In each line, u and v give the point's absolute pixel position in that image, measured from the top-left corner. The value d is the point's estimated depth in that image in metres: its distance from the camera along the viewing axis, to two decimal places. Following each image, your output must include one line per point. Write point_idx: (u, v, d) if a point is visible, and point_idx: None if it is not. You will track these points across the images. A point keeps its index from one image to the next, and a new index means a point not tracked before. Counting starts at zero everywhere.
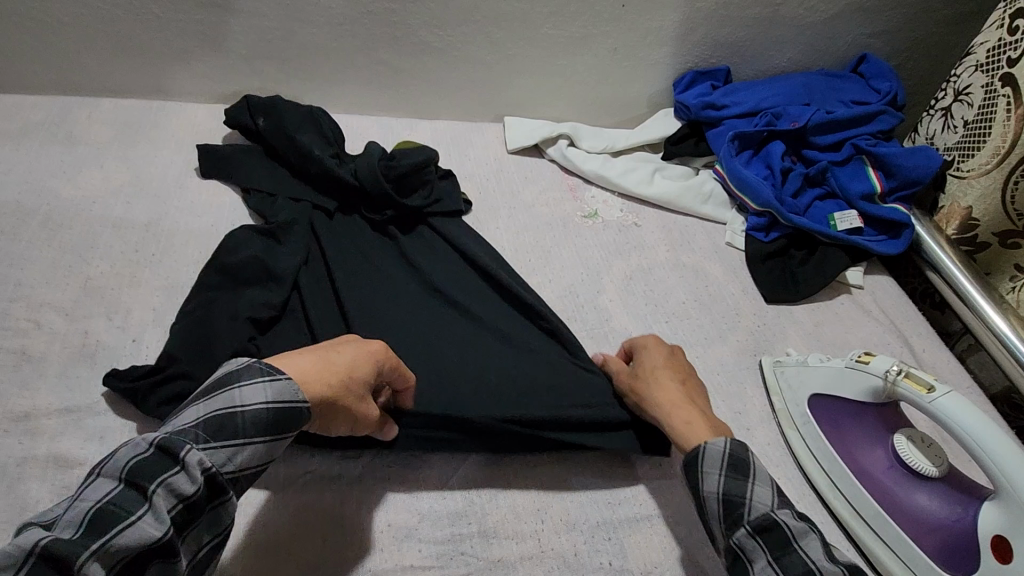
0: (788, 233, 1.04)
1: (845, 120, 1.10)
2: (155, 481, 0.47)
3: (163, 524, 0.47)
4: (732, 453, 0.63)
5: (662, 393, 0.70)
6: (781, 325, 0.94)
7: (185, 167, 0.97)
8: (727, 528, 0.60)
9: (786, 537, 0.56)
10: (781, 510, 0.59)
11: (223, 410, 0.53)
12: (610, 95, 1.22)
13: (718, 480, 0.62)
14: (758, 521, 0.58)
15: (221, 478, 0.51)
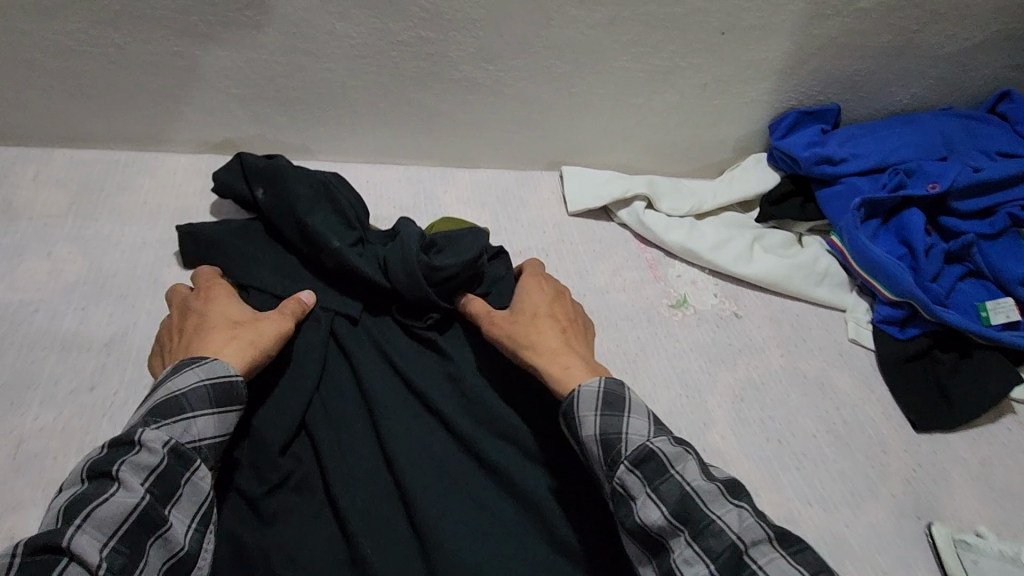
0: (933, 331, 0.82)
1: (997, 181, 0.87)
2: (115, 463, 0.46)
3: (138, 494, 0.46)
4: (603, 390, 0.55)
5: (525, 337, 0.63)
6: (940, 466, 0.72)
7: (161, 251, 0.74)
8: (607, 469, 0.52)
9: (660, 465, 0.50)
10: (657, 438, 0.52)
11: (163, 397, 0.52)
12: (691, 138, 0.99)
13: (593, 421, 0.54)
14: (633, 454, 0.51)
15: (184, 447, 0.51)
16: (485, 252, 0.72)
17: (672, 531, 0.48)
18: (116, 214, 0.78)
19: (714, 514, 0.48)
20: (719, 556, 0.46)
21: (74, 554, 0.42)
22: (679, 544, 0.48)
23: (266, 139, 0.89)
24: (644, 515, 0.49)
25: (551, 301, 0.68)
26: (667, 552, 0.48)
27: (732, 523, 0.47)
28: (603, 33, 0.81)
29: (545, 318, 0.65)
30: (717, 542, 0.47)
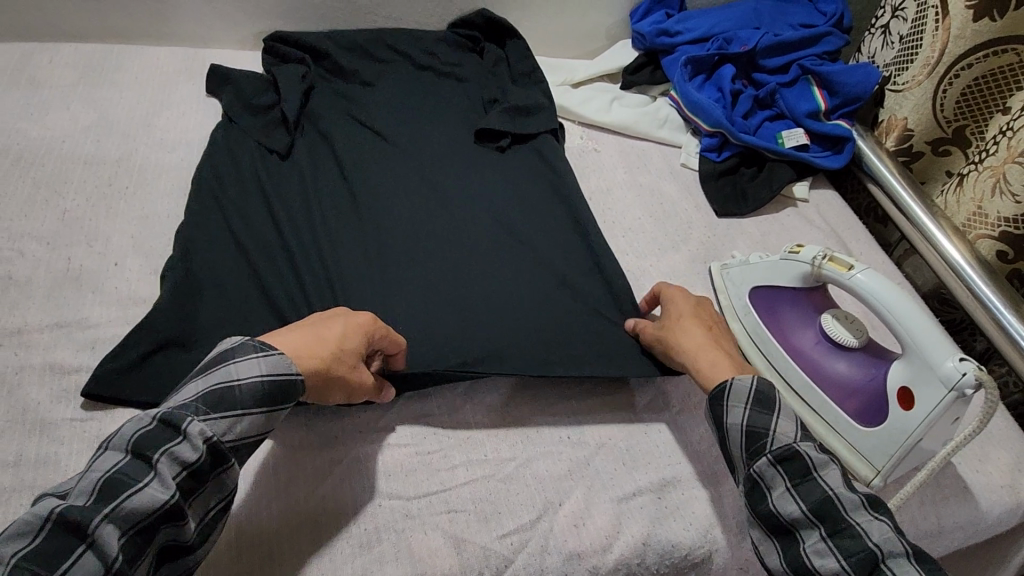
0: (740, 152, 1.10)
1: (792, 42, 1.14)
2: (155, 454, 0.52)
3: (167, 490, 0.51)
4: (756, 390, 0.67)
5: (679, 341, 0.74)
6: (731, 236, 1.01)
7: (152, 107, 0.99)
8: (749, 461, 0.64)
9: (806, 467, 0.61)
10: (805, 443, 0.63)
11: (222, 383, 0.57)
12: (569, 27, 1.25)
13: (743, 413, 0.65)
14: (778, 453, 0.62)
15: (222, 446, 0.55)
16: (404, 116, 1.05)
17: (807, 523, 0.59)
18: (115, 85, 1.02)
19: (853, 520, 0.58)
20: (854, 554, 0.56)
21: (94, 541, 0.47)
22: (813, 535, 0.59)
23: (230, 33, 1.13)
24: (780, 505, 0.61)
25: (696, 306, 0.78)
26: (800, 541, 0.60)
27: (871, 531, 0.56)
28: None
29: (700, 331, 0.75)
30: (854, 543, 0.56)
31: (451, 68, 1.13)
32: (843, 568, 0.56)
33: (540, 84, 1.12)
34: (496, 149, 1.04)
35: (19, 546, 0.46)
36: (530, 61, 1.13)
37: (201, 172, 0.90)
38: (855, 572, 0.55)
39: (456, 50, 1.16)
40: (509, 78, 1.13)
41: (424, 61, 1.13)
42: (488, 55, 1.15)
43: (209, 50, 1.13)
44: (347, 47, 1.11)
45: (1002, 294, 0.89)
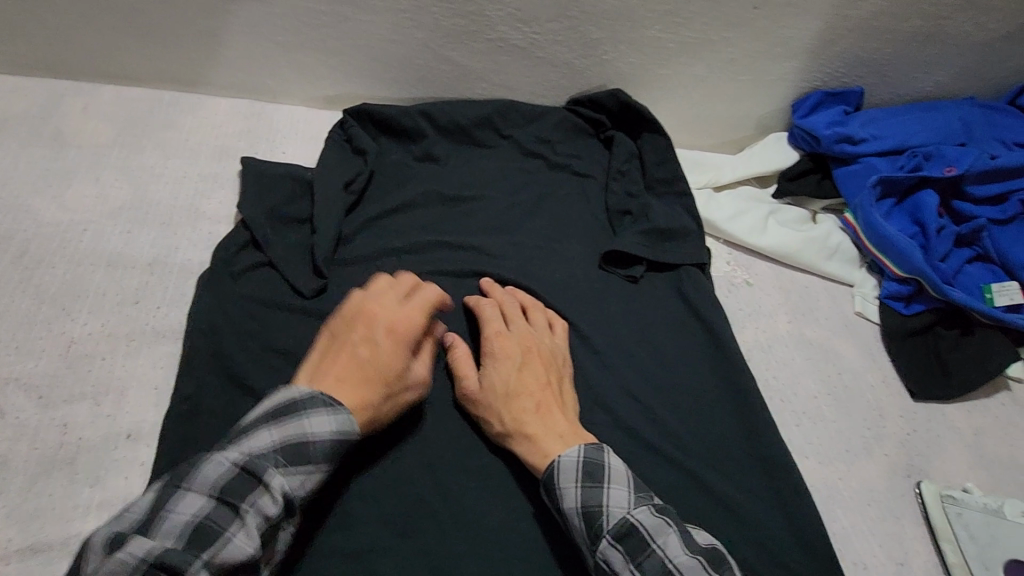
0: (937, 308, 0.84)
1: (1013, 169, 0.89)
2: (243, 505, 0.50)
3: (252, 541, 0.50)
4: (583, 463, 0.59)
5: (517, 415, 0.64)
6: (937, 434, 0.75)
7: (202, 185, 0.78)
8: (590, 544, 0.57)
9: (644, 541, 0.55)
10: (638, 508, 0.57)
11: (299, 436, 0.54)
12: (715, 113, 1.01)
13: (575, 494, 0.58)
14: (616, 528, 0.56)
15: (295, 499, 0.53)
16: (512, 229, 0.85)
17: None
18: (157, 147, 0.81)
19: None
20: None
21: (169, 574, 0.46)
22: None
23: (305, 88, 0.91)
24: None
25: (523, 356, 0.68)
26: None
27: None
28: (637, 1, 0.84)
29: (523, 393, 0.65)
30: None
31: (566, 161, 0.93)
32: None
33: (682, 197, 0.89)
34: (626, 280, 0.82)
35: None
36: (671, 166, 0.91)
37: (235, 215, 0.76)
38: None
39: (576, 138, 0.95)
40: (643, 184, 0.91)
41: (534, 148, 0.93)
42: (617, 147, 0.92)
43: (277, 107, 0.92)
44: (446, 129, 0.91)
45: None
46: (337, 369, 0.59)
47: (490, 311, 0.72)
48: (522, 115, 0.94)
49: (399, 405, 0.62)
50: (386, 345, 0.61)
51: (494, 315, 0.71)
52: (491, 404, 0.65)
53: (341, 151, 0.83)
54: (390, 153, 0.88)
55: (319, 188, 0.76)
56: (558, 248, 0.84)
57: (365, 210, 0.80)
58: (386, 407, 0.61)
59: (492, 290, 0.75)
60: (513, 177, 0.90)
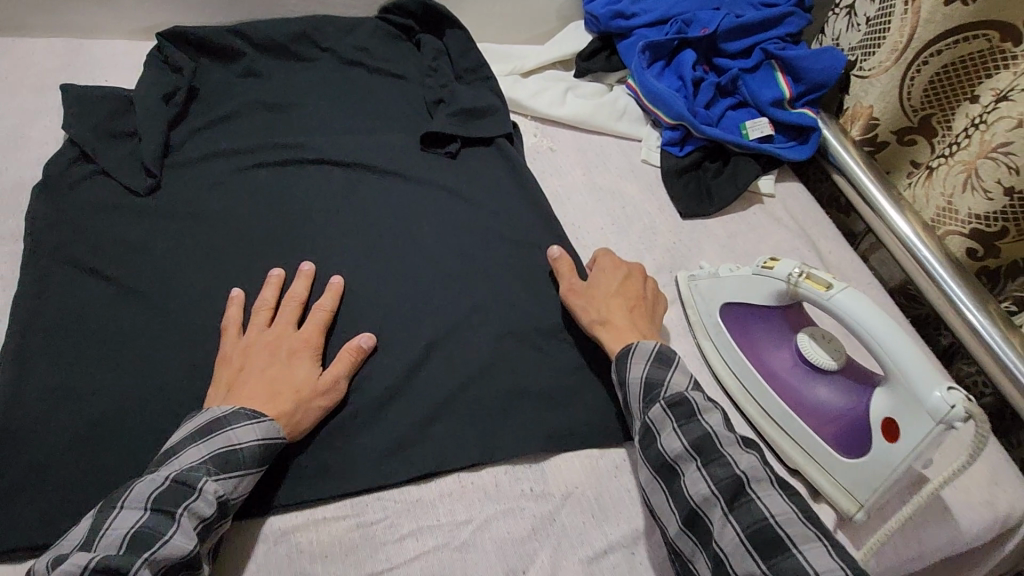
0: (703, 146, 1.03)
1: (754, 23, 1.06)
2: (178, 509, 0.54)
3: (191, 541, 0.53)
4: (656, 349, 0.69)
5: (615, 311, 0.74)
6: (697, 240, 0.94)
7: (27, 114, 0.84)
8: (644, 406, 0.66)
9: (691, 409, 0.64)
10: (692, 391, 0.66)
11: (224, 447, 0.58)
12: (516, 10, 1.13)
13: (642, 367, 0.67)
14: (671, 397, 0.65)
15: (229, 503, 0.57)
16: (335, 124, 0.95)
17: (686, 458, 0.61)
18: None
19: (726, 452, 0.60)
20: (722, 479, 0.58)
21: None
22: (689, 468, 0.60)
23: (123, 22, 0.97)
24: (667, 444, 0.62)
25: (625, 274, 0.78)
26: (679, 476, 0.60)
27: (739, 460, 0.59)
28: None
29: (618, 295, 0.75)
30: (723, 469, 0.59)
31: (383, 64, 1.02)
32: (713, 494, 0.57)
33: (486, 80, 1.01)
34: (446, 156, 0.95)
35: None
36: (474, 56, 1.02)
37: (63, 137, 0.82)
38: (721, 493, 0.57)
39: (389, 43, 1.05)
40: (453, 75, 1.02)
41: (351, 56, 1.02)
42: (424, 48, 1.03)
43: (99, 43, 0.97)
44: (263, 46, 0.98)
45: (994, 322, 0.84)
46: (246, 389, 0.63)
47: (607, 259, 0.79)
48: (336, 27, 1.02)
49: (321, 410, 0.65)
50: (292, 360, 0.66)
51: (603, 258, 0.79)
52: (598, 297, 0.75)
53: (160, 72, 0.90)
54: (213, 71, 0.95)
55: (138, 103, 0.84)
56: (378, 135, 0.95)
57: (190, 120, 0.88)
58: (304, 414, 0.64)
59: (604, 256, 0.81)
60: (334, 82, 1.00)
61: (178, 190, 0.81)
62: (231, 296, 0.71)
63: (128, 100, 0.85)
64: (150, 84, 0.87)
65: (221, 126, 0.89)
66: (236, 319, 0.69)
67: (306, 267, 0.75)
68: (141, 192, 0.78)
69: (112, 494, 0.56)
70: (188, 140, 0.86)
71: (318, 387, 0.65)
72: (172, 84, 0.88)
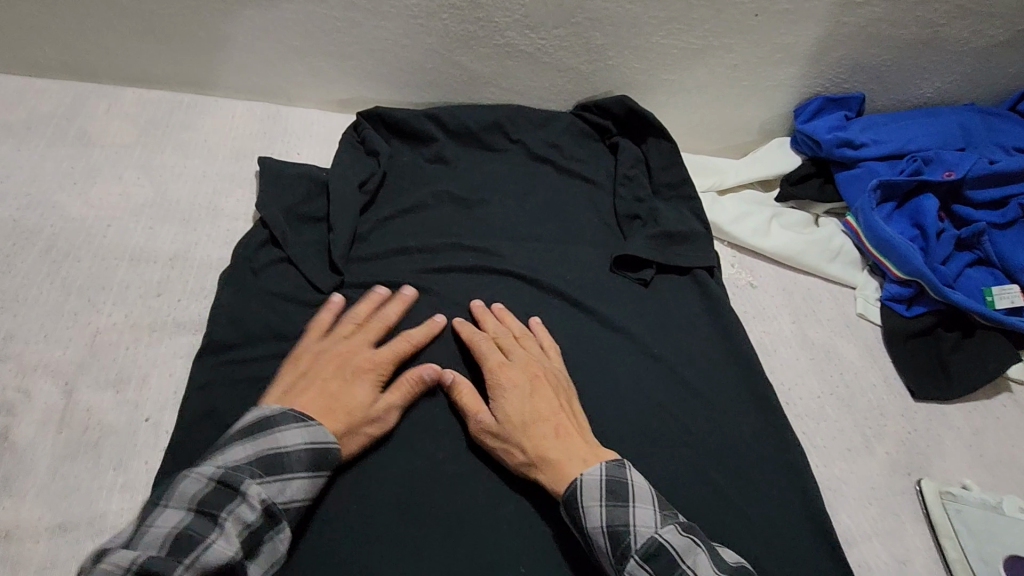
0: (938, 310, 0.86)
1: (1012, 173, 0.90)
2: (222, 513, 0.52)
3: (233, 547, 0.51)
4: (617, 482, 0.60)
5: (538, 443, 0.63)
6: (935, 433, 0.77)
7: (220, 182, 0.81)
8: (617, 562, 0.56)
9: (671, 561, 0.54)
10: (665, 528, 0.57)
11: (272, 450, 0.57)
12: (721, 120, 1.02)
13: (651, 516, 0.58)
14: (643, 548, 0.55)
15: (275, 508, 0.55)
16: (520, 227, 0.86)
17: None
18: (178, 148, 0.84)
19: None
20: None
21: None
22: None
23: (319, 90, 0.94)
24: None
25: (530, 381, 0.67)
26: None
27: None
28: (641, 8, 0.85)
29: (539, 420, 0.64)
30: None
31: (574, 164, 0.94)
32: None
33: (688, 200, 0.91)
34: (638, 283, 0.83)
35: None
36: (677, 170, 0.92)
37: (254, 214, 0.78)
38: None
39: (582, 142, 0.96)
40: (649, 188, 0.92)
41: (543, 152, 0.94)
42: (622, 153, 0.93)
43: (294, 110, 0.94)
44: (456, 133, 0.93)
45: None
46: (305, 397, 0.62)
47: (482, 339, 0.71)
48: (530, 120, 0.95)
49: (370, 437, 0.63)
50: (351, 382, 0.64)
51: (489, 348, 0.70)
52: (511, 437, 0.64)
53: (354, 153, 0.85)
54: (402, 154, 0.90)
55: (329, 186, 0.78)
56: (568, 248, 0.86)
57: (378, 209, 0.82)
58: (350, 439, 0.62)
59: (484, 316, 0.74)
60: (522, 179, 0.92)
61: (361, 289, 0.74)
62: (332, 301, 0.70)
63: (321, 181, 0.80)
64: (345, 166, 0.82)
65: (407, 219, 0.83)
66: (324, 322, 0.68)
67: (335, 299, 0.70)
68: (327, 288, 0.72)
69: (150, 496, 0.54)
70: (374, 231, 0.80)
71: (370, 413, 0.63)
72: (366, 169, 0.84)
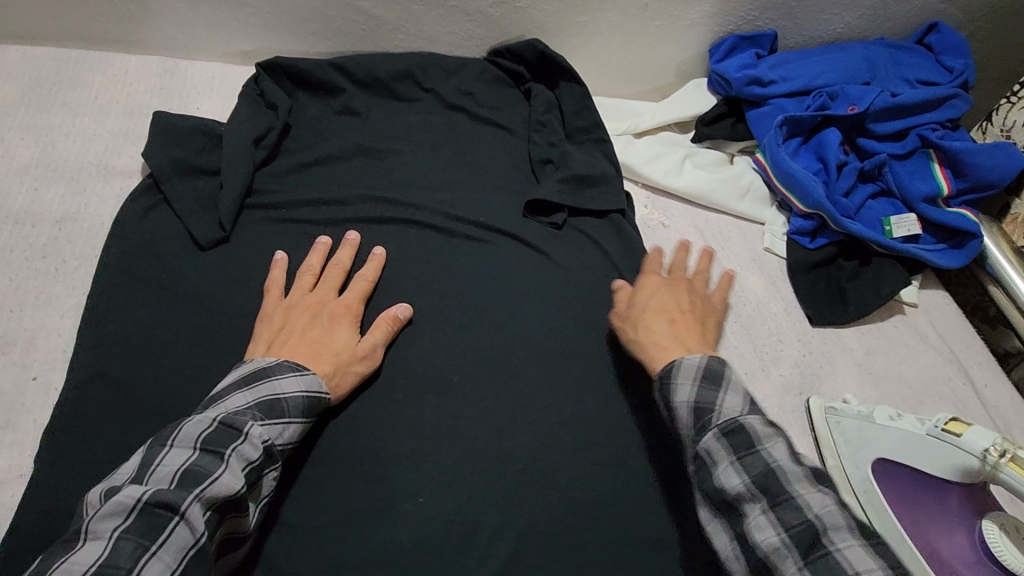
0: (839, 240, 0.89)
1: (913, 104, 0.93)
2: (228, 449, 0.52)
3: (239, 481, 0.51)
4: (705, 365, 0.58)
5: (645, 342, 0.67)
6: (828, 355, 0.81)
7: (111, 140, 0.79)
8: (694, 435, 0.56)
9: (750, 438, 0.53)
10: (750, 415, 0.56)
11: (269, 396, 0.58)
12: (637, 62, 1.02)
13: (737, 402, 0.56)
14: (723, 424, 0.55)
15: (275, 448, 0.56)
16: (431, 176, 0.86)
17: (749, 498, 0.52)
18: (66, 106, 0.81)
19: (753, 519, 0.51)
20: (794, 527, 0.49)
21: (184, 518, 0.48)
22: (753, 509, 0.51)
23: (218, 43, 0.90)
24: (724, 479, 0.53)
25: (618, 304, 0.71)
26: (742, 519, 0.52)
27: (811, 503, 0.50)
28: None
29: (639, 326, 0.69)
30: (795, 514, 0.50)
31: (487, 112, 0.93)
32: (784, 544, 0.49)
33: (600, 143, 0.91)
34: (549, 227, 0.84)
35: (116, 525, 0.46)
36: (589, 114, 0.92)
37: (147, 171, 0.76)
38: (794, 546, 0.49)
39: (496, 89, 0.95)
40: (562, 132, 0.92)
41: (454, 100, 0.92)
42: (534, 98, 0.93)
43: (193, 64, 0.91)
44: (364, 83, 0.90)
45: None
46: (289, 347, 0.64)
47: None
48: (441, 67, 0.93)
49: (359, 375, 0.66)
50: (332, 328, 0.67)
51: (497, 284, 0.74)
52: (616, 326, 0.69)
53: (255, 107, 0.83)
54: (308, 106, 0.88)
55: (226, 142, 0.77)
56: (480, 194, 0.86)
57: (281, 162, 0.81)
58: (342, 377, 0.65)
59: (495, 259, 0.76)
60: (435, 128, 0.91)
61: (265, 244, 0.74)
62: (276, 259, 0.71)
63: (219, 137, 0.78)
64: (243, 120, 0.80)
65: (312, 172, 0.82)
66: (279, 281, 0.69)
67: (322, 240, 0.73)
68: (228, 245, 0.72)
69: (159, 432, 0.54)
70: (277, 185, 0.79)
71: (357, 351, 0.66)
72: (267, 122, 0.82)
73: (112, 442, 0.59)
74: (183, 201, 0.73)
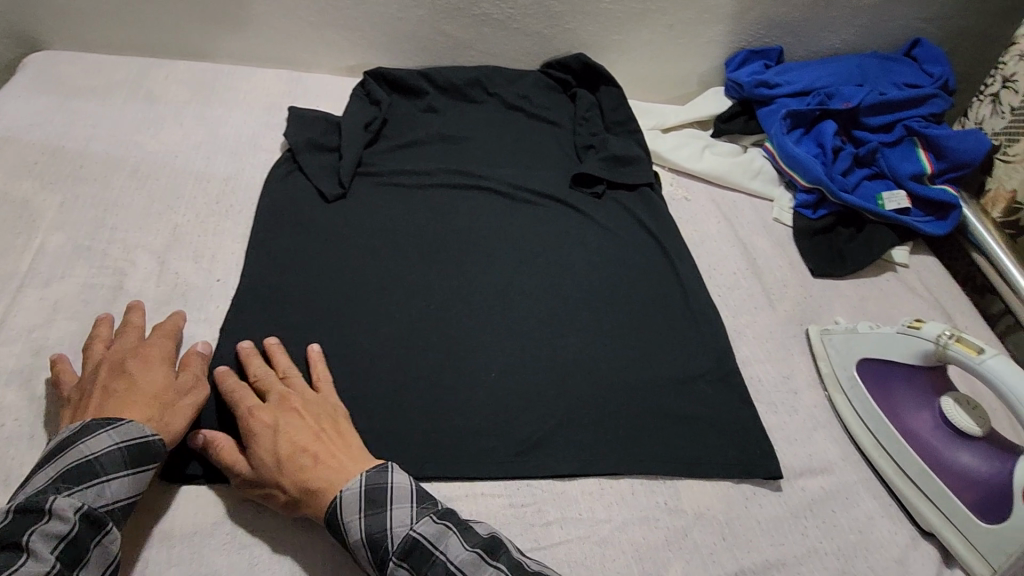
0: (837, 211, 1.06)
1: (899, 101, 1.10)
2: (26, 533, 0.53)
3: (49, 561, 0.53)
4: (362, 490, 0.62)
5: (296, 476, 0.63)
6: (827, 299, 0.97)
7: (258, 126, 1.03)
8: (378, 566, 0.60)
9: (425, 552, 0.58)
10: (420, 523, 0.61)
11: (80, 462, 0.59)
12: (664, 73, 1.23)
13: (358, 523, 0.60)
14: (399, 547, 0.59)
15: (97, 511, 0.57)
16: (497, 157, 1.08)
17: None
18: (224, 103, 1.06)
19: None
20: None
21: None
22: None
23: (332, 59, 1.15)
24: None
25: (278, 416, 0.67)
26: None
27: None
28: None
29: (296, 452, 0.64)
30: None
31: (541, 111, 1.15)
32: None
33: (634, 134, 1.12)
34: (592, 196, 1.04)
35: None
36: (624, 111, 1.14)
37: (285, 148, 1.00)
38: None
39: (548, 93, 1.17)
40: (602, 125, 1.13)
41: (514, 102, 1.15)
42: (579, 100, 1.15)
43: (311, 76, 1.16)
44: (443, 89, 1.14)
45: None
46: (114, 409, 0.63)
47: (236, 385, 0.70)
48: (504, 77, 1.16)
49: (190, 407, 0.68)
50: (149, 378, 0.67)
51: (242, 389, 0.70)
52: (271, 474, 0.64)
53: (362, 105, 1.07)
54: (400, 105, 1.12)
55: (343, 128, 1.01)
56: (536, 171, 1.06)
57: (382, 144, 1.04)
58: (172, 415, 0.66)
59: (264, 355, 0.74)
60: (499, 122, 1.13)
61: (372, 200, 0.96)
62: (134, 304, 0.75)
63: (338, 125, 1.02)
64: (355, 113, 1.04)
65: (405, 153, 1.04)
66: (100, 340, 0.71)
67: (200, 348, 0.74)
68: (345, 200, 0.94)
69: None
70: (380, 160, 1.01)
71: (173, 388, 0.68)
72: (371, 116, 1.05)
73: (269, 328, 0.80)
74: (313, 169, 0.96)
